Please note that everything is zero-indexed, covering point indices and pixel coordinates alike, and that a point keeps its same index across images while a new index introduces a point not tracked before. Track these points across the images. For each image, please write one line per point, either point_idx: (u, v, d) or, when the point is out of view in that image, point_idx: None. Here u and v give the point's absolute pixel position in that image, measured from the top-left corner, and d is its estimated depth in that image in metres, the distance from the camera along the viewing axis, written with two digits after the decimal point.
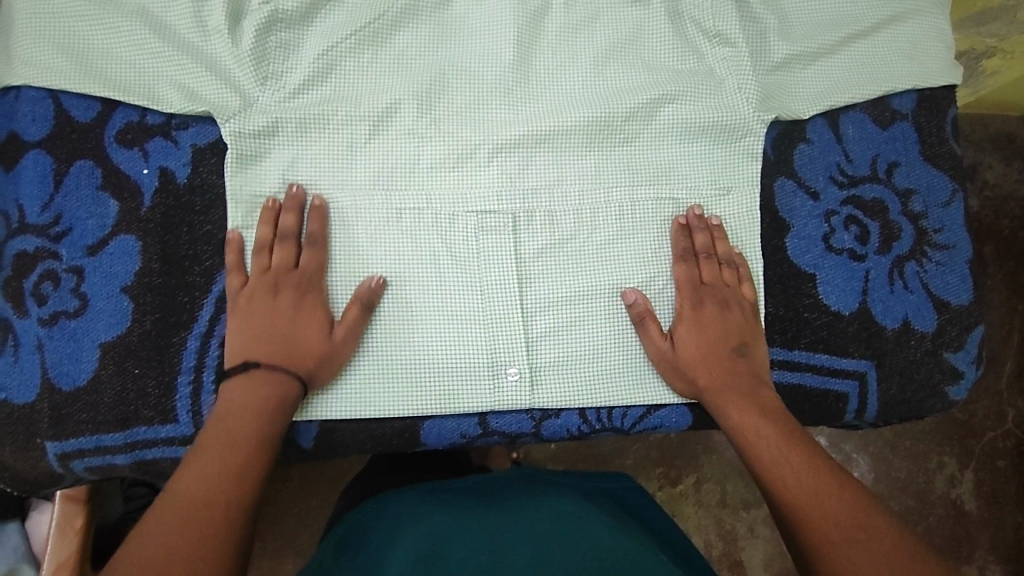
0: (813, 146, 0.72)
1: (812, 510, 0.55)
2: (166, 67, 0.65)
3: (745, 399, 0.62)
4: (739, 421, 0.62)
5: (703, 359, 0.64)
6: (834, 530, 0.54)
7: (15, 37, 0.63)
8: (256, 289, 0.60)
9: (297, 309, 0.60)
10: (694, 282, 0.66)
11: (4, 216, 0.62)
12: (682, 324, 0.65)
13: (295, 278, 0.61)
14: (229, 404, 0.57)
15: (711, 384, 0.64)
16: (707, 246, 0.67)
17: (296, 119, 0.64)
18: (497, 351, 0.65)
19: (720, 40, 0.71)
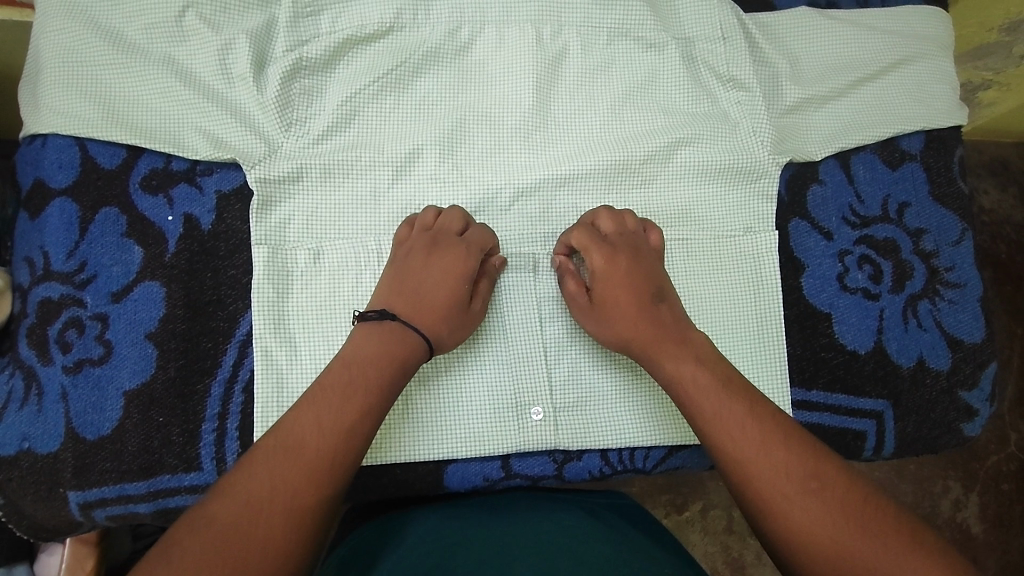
0: (826, 188, 0.73)
1: (779, 472, 0.52)
2: (192, 114, 0.65)
3: (687, 352, 0.60)
4: (675, 374, 0.59)
5: (613, 310, 0.62)
6: (785, 485, 0.51)
7: (44, 85, 0.64)
8: (416, 244, 0.63)
9: (445, 273, 0.61)
10: (599, 237, 0.65)
11: (30, 263, 0.62)
12: (630, 272, 0.63)
13: (454, 241, 0.63)
14: (359, 353, 0.57)
15: (631, 335, 0.61)
16: (594, 219, 0.67)
17: (321, 165, 0.65)
18: (520, 393, 0.65)
19: (733, 85, 0.73)
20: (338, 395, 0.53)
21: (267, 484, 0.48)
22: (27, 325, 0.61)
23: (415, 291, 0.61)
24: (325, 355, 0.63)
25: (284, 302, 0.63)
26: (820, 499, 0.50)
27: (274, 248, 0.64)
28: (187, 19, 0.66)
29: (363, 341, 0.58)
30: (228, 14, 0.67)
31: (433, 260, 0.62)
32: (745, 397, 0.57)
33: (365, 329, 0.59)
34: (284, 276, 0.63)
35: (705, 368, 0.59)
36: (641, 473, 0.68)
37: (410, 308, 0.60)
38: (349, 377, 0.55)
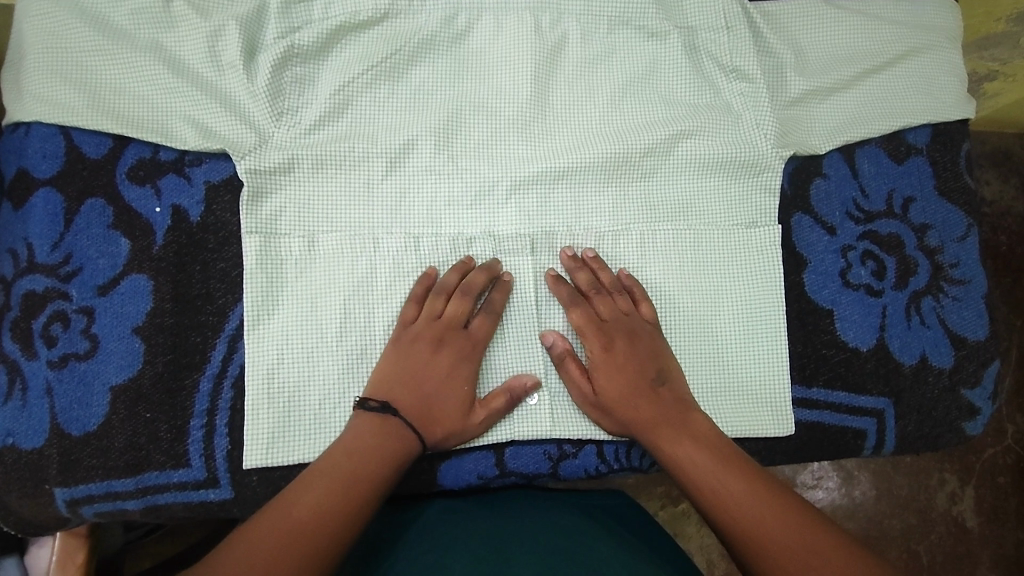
0: (830, 181, 0.72)
1: (790, 540, 0.51)
2: (179, 102, 0.64)
3: (687, 428, 0.60)
4: (677, 459, 0.58)
5: (617, 400, 0.61)
6: (797, 554, 0.51)
7: (27, 72, 0.62)
8: (423, 334, 0.61)
9: (449, 373, 0.60)
10: (597, 321, 0.63)
11: (13, 255, 0.61)
12: (631, 357, 0.62)
13: (462, 337, 0.61)
14: (358, 442, 0.56)
15: (638, 422, 0.61)
16: (592, 282, 0.65)
17: (313, 156, 0.64)
18: (515, 375, 0.64)
19: (737, 76, 0.71)
20: (377, 451, 0.55)
21: (310, 512, 0.51)
22: (11, 318, 0.59)
23: (419, 387, 0.59)
24: (316, 345, 0.61)
25: (275, 295, 0.62)
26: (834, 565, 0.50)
27: (266, 238, 0.62)
28: (174, 3, 0.64)
29: (363, 430, 0.56)
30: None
31: (439, 360, 0.60)
32: (746, 470, 0.57)
33: (366, 419, 0.57)
34: (275, 267, 0.62)
35: (705, 444, 0.59)
36: (638, 471, 0.66)
37: (414, 407, 0.58)
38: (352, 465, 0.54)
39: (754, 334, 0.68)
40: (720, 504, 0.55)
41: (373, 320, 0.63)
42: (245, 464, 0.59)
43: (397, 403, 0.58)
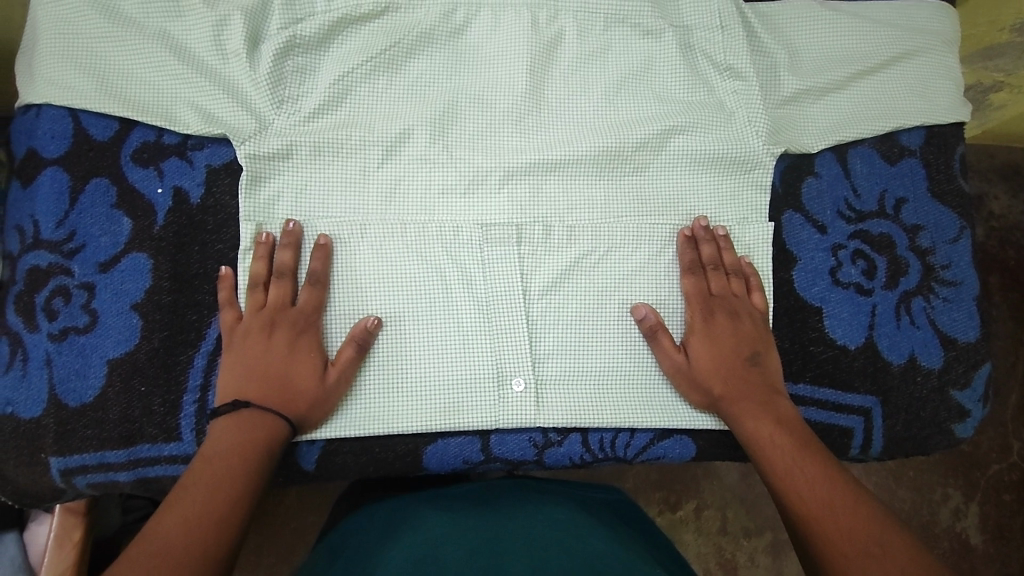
0: (821, 181, 0.73)
1: (847, 526, 0.51)
2: (183, 88, 0.66)
3: (770, 410, 0.61)
4: (753, 430, 0.60)
5: (707, 371, 0.63)
6: (851, 538, 0.50)
7: (39, 56, 0.65)
8: (252, 326, 0.59)
9: (292, 348, 0.59)
10: (704, 293, 0.66)
11: (19, 231, 0.63)
12: (748, 336, 0.65)
13: (293, 315, 0.60)
14: (217, 445, 0.55)
15: (729, 395, 0.63)
16: (715, 258, 0.67)
17: (310, 143, 0.65)
18: (502, 361, 0.64)
19: (730, 74, 0.72)
20: (237, 455, 0.54)
21: (183, 528, 0.49)
22: (15, 292, 0.61)
23: (266, 374, 0.58)
24: None
25: None
26: (887, 554, 0.49)
27: (261, 223, 0.64)
28: None
29: (223, 435, 0.56)
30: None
31: (280, 340, 0.59)
32: (820, 458, 0.57)
33: (221, 424, 0.56)
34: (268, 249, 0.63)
35: (784, 428, 0.60)
36: (623, 461, 0.66)
37: (270, 393, 0.58)
38: (216, 472, 0.53)
39: None
40: (788, 485, 0.56)
41: (362, 304, 0.64)
42: None
43: (246, 398, 0.57)
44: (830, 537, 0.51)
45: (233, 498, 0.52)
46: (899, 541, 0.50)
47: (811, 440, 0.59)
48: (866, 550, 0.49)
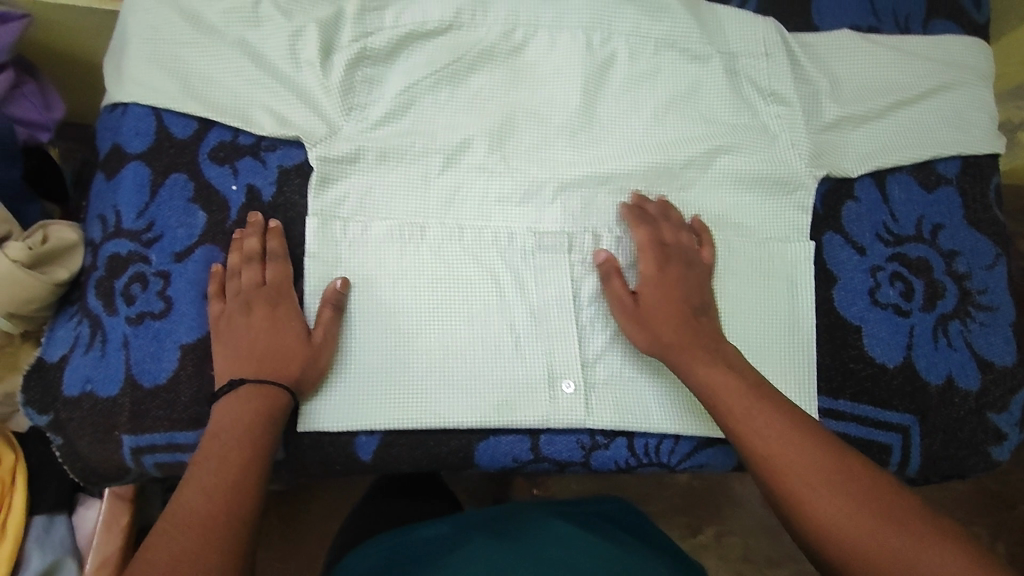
0: (860, 205, 0.75)
1: (807, 470, 0.54)
2: (259, 92, 0.70)
3: (716, 362, 0.62)
4: (708, 380, 0.61)
5: (655, 321, 0.64)
6: (812, 483, 0.53)
7: (130, 61, 0.70)
8: (232, 310, 0.62)
9: (273, 316, 0.62)
10: (659, 242, 0.68)
11: (102, 219, 0.67)
12: (686, 286, 0.66)
13: (265, 290, 0.63)
14: (222, 421, 0.57)
15: (673, 342, 0.63)
16: (663, 213, 0.70)
17: (376, 149, 0.70)
18: (554, 362, 0.67)
19: (774, 99, 0.75)
20: (241, 427, 0.57)
21: (203, 503, 0.51)
22: (95, 277, 0.65)
23: (252, 349, 0.60)
24: (367, 323, 0.66)
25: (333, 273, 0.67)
26: (844, 492, 0.52)
27: (326, 220, 0.67)
28: (262, 5, 0.71)
29: (227, 411, 0.58)
30: (302, 3, 0.71)
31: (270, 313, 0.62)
32: (775, 407, 0.58)
33: (225, 403, 0.58)
34: (334, 247, 0.67)
35: (737, 380, 0.60)
36: (667, 467, 0.68)
37: (257, 364, 0.59)
38: (225, 443, 0.55)
39: (783, 342, 0.70)
40: (750, 436, 0.57)
41: (422, 303, 0.67)
42: (298, 428, 0.63)
43: (246, 374, 0.59)
44: (794, 487, 0.53)
45: (243, 466, 0.55)
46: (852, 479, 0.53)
47: (765, 388, 0.60)
48: (828, 495, 0.52)
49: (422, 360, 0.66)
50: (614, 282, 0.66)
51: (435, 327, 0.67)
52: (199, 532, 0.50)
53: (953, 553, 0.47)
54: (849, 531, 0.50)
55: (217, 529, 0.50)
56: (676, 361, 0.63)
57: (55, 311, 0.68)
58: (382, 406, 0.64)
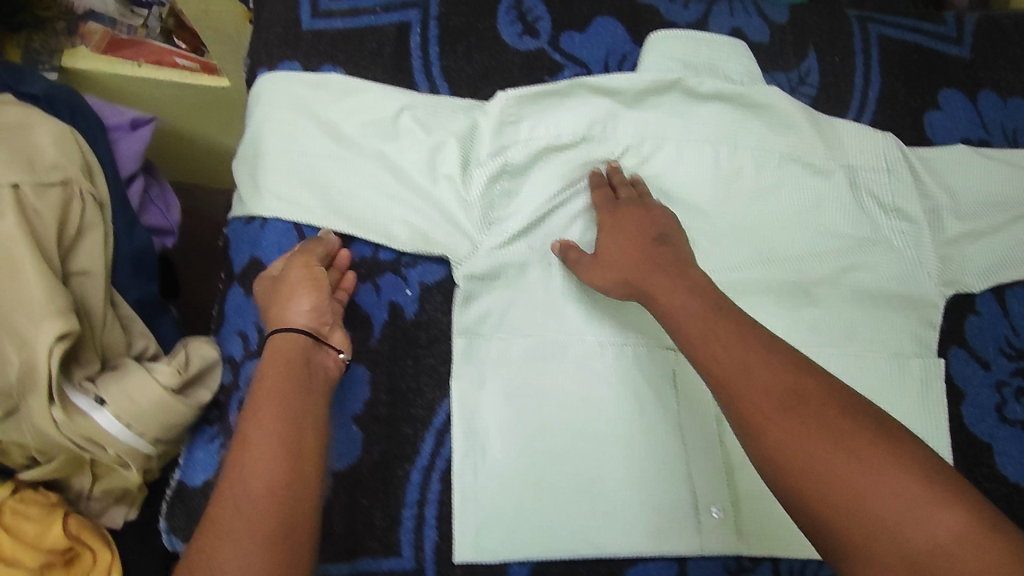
0: (982, 318, 0.77)
1: (844, 468, 0.45)
2: (398, 207, 0.70)
3: (743, 347, 0.53)
4: (673, 312, 0.59)
5: (677, 312, 0.59)
6: (841, 477, 0.45)
7: (266, 171, 0.69)
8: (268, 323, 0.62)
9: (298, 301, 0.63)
10: (610, 200, 0.71)
11: (242, 336, 0.66)
12: (665, 270, 0.63)
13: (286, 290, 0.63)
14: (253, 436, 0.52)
15: (664, 297, 0.61)
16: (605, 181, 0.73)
17: (514, 263, 0.70)
18: (700, 485, 0.69)
19: (895, 214, 0.77)
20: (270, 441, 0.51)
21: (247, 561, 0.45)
22: (238, 398, 0.64)
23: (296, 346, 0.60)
24: (516, 448, 0.67)
25: (481, 392, 0.68)
26: (882, 475, 0.44)
27: (473, 339, 0.68)
28: (401, 118, 0.71)
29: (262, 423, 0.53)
30: (438, 117, 0.71)
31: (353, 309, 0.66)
32: (784, 385, 0.50)
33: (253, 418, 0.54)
34: (478, 368, 0.68)
35: (767, 365, 0.52)
36: None
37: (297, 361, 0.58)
38: (251, 468, 0.50)
39: None
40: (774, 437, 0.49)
41: (569, 427, 0.68)
42: (456, 558, 0.64)
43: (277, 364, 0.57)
44: (824, 486, 0.45)
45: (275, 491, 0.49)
46: (876, 455, 0.45)
47: (777, 361, 0.52)
48: (863, 488, 0.44)
49: (570, 488, 0.67)
50: (598, 280, 0.68)
51: (582, 453, 0.68)
52: (266, 527, 0.47)
53: (960, 510, 0.43)
54: (896, 525, 0.43)
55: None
56: (699, 354, 0.56)
57: (190, 430, 0.66)
58: (538, 528, 0.65)
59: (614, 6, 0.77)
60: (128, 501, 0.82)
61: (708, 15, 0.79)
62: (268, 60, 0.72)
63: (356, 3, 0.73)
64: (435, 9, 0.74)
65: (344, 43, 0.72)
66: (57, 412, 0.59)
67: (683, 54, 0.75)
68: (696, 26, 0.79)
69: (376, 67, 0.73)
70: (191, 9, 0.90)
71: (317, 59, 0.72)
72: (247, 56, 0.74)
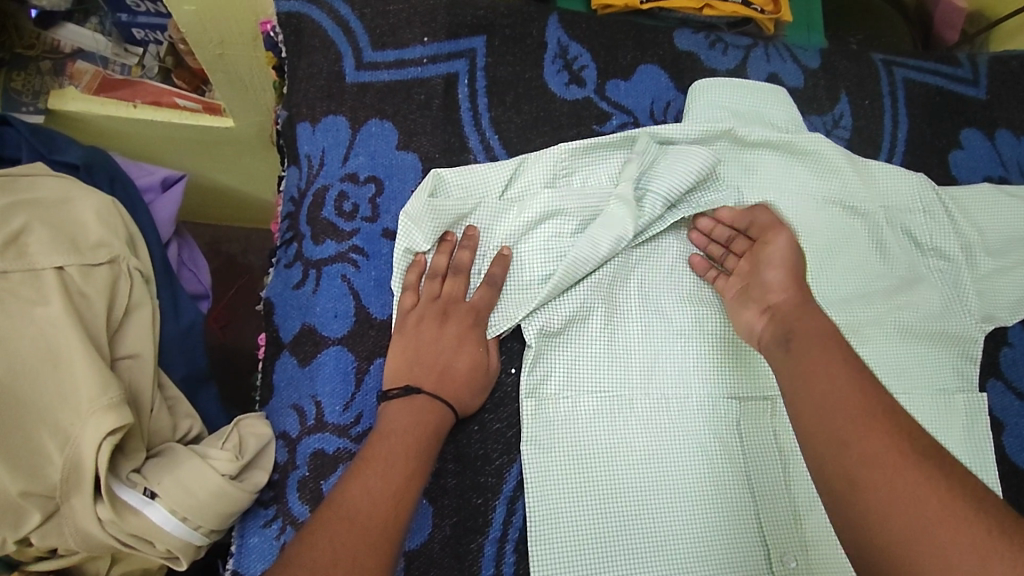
0: (1016, 349, 0.79)
1: (900, 498, 0.44)
2: (462, 256, 0.65)
3: (847, 377, 0.52)
4: (807, 326, 0.58)
5: (807, 338, 0.57)
6: (898, 508, 0.43)
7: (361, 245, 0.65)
8: (426, 314, 0.63)
9: (459, 341, 0.63)
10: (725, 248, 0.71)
11: (298, 410, 0.62)
12: (812, 311, 0.60)
13: (438, 305, 0.63)
14: (389, 429, 0.58)
15: (801, 322, 0.59)
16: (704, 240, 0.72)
17: (573, 307, 0.68)
18: (775, 535, 0.66)
19: (932, 252, 0.79)
20: (385, 459, 0.55)
21: (328, 559, 0.48)
22: (297, 477, 0.60)
23: (434, 364, 0.62)
24: (587, 510, 0.63)
25: (549, 451, 0.64)
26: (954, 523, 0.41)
27: (539, 400, 0.65)
28: (477, 182, 0.67)
29: (394, 417, 0.59)
30: (493, 173, 0.68)
31: (447, 329, 0.63)
32: (877, 418, 0.48)
33: (393, 407, 0.59)
34: (547, 429, 0.65)
35: (867, 395, 0.50)
36: None
37: (430, 376, 0.61)
38: (377, 464, 0.55)
39: None
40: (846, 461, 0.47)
41: (638, 483, 0.66)
42: None
43: (417, 385, 0.61)
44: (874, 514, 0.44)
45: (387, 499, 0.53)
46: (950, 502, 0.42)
47: (884, 399, 0.50)
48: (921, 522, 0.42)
49: (643, 546, 0.64)
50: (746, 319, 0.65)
51: (654, 508, 0.65)
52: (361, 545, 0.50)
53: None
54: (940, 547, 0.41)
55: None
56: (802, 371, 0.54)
57: (242, 513, 0.61)
58: None
59: (657, 54, 0.79)
60: None
61: (746, 61, 0.81)
62: (310, 114, 0.70)
63: (402, 54, 0.71)
64: (483, 61, 0.73)
65: (392, 96, 0.70)
66: (105, 510, 0.54)
67: (729, 102, 0.76)
68: (736, 72, 0.80)
69: (426, 119, 0.70)
70: (204, 53, 0.85)
71: (364, 112, 0.70)
72: (287, 108, 0.72)
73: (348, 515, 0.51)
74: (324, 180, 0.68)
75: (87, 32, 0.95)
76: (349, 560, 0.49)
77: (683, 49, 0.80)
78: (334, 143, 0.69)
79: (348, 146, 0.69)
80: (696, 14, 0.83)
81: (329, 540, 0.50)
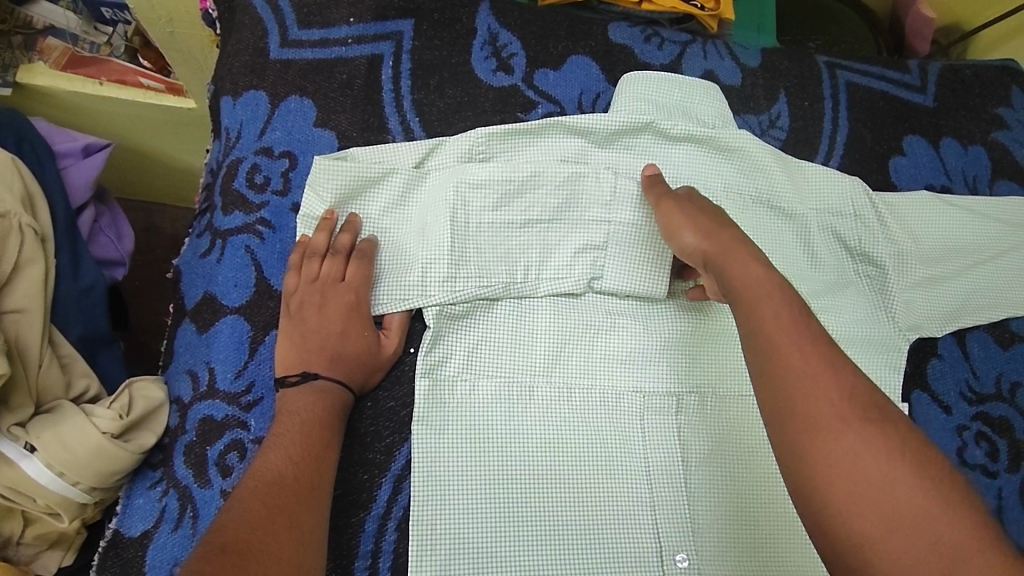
0: (944, 361, 0.76)
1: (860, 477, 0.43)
2: (342, 239, 0.65)
3: (794, 344, 0.48)
4: (738, 278, 0.54)
5: (749, 293, 0.52)
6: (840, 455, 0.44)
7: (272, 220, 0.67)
8: (306, 297, 0.63)
9: (345, 325, 0.63)
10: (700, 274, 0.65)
11: (192, 376, 0.63)
12: (744, 253, 0.56)
13: (318, 287, 0.63)
14: (293, 405, 0.59)
15: (733, 270, 0.55)
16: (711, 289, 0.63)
17: (475, 281, 0.67)
18: (667, 530, 0.65)
19: (861, 256, 0.77)
20: (299, 432, 0.57)
21: (246, 521, 0.50)
22: (184, 442, 0.60)
23: (322, 347, 0.62)
24: (475, 495, 0.63)
25: (441, 433, 0.64)
26: (896, 473, 0.43)
27: (434, 380, 0.65)
28: (376, 165, 0.68)
29: (300, 395, 0.60)
30: (390, 152, 0.69)
31: (328, 312, 0.63)
32: (823, 378, 0.46)
33: (290, 391, 0.60)
34: (441, 410, 0.64)
35: (806, 354, 0.47)
36: None
37: (318, 359, 0.61)
38: (289, 437, 0.57)
39: None
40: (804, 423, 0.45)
41: (532, 472, 0.64)
42: None
43: (311, 368, 0.61)
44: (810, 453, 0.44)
45: (305, 471, 0.55)
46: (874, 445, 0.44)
47: (832, 363, 0.47)
48: (856, 478, 0.43)
49: (530, 536, 0.62)
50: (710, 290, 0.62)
51: (544, 496, 0.64)
52: (277, 509, 0.51)
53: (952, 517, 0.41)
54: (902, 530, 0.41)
55: (283, 538, 0.50)
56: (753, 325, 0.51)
57: (131, 475, 0.62)
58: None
59: (589, 45, 0.79)
60: (63, 548, 0.71)
61: (681, 57, 0.81)
62: (233, 88, 0.71)
63: (327, 33, 0.73)
64: (408, 43, 0.74)
65: (313, 74, 0.71)
66: None
67: (658, 95, 0.75)
68: (669, 67, 0.80)
69: (346, 98, 0.71)
70: (154, 31, 0.86)
71: (284, 90, 0.71)
72: (214, 83, 0.73)
73: (263, 484, 0.53)
74: (239, 152, 0.69)
75: (58, 10, 0.94)
76: (263, 520, 0.50)
77: (617, 41, 0.80)
78: (252, 117, 0.70)
79: (264, 121, 0.70)
80: (636, 9, 0.83)
81: (244, 506, 0.51)
